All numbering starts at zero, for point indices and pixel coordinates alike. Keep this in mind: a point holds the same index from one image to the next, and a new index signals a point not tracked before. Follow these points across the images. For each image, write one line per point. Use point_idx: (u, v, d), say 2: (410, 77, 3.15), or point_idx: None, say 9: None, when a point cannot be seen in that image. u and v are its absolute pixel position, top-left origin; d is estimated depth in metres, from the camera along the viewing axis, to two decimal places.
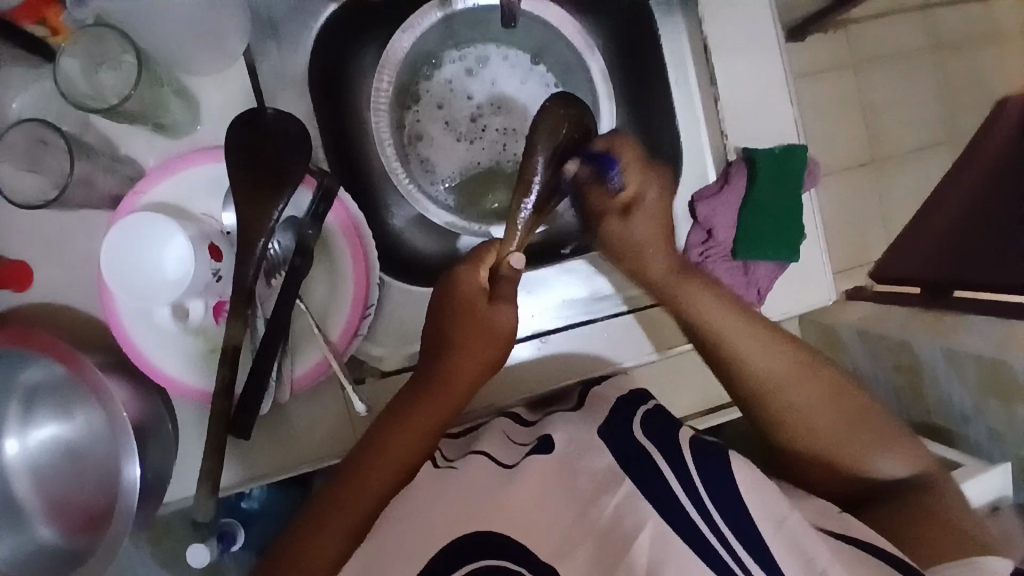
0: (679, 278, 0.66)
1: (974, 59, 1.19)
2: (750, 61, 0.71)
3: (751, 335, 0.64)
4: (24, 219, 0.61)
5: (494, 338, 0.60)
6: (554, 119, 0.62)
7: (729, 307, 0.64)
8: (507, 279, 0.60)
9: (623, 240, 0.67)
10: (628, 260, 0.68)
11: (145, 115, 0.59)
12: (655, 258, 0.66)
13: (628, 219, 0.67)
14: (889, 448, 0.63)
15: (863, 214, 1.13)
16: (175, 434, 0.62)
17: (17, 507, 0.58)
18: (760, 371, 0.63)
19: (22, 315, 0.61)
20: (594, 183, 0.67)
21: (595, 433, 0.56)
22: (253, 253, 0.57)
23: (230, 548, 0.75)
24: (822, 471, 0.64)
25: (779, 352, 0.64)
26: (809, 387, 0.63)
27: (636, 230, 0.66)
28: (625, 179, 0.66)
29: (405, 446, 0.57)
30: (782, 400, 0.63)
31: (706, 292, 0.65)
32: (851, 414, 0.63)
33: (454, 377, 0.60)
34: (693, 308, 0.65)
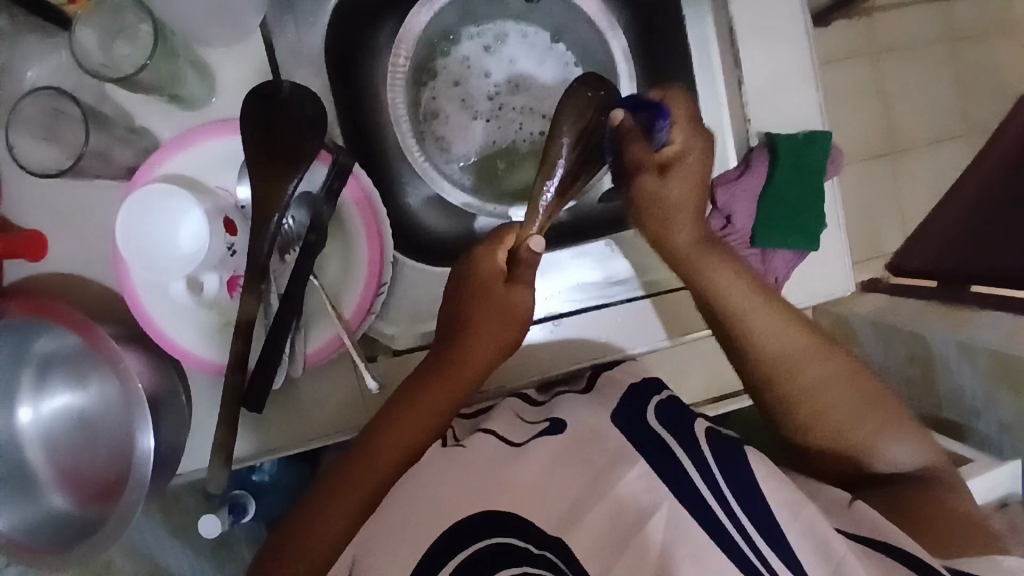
0: (704, 251, 0.64)
1: (1000, 48, 1.16)
2: (774, 44, 0.70)
3: (771, 315, 0.63)
4: (40, 189, 0.61)
5: (510, 318, 0.61)
6: (580, 101, 0.60)
7: (750, 285, 0.63)
8: (524, 263, 0.59)
9: (657, 201, 0.64)
10: (656, 223, 0.65)
11: (160, 87, 0.59)
12: (680, 229, 0.64)
13: (665, 179, 0.63)
14: (899, 436, 0.62)
15: (881, 205, 1.12)
16: (189, 407, 0.62)
17: (30, 474, 0.59)
18: (777, 352, 0.63)
19: (38, 284, 0.61)
20: (637, 138, 0.62)
21: (608, 415, 0.55)
22: (267, 227, 0.57)
23: (241, 519, 0.74)
24: (832, 456, 0.63)
25: (798, 333, 0.63)
26: (825, 371, 0.62)
27: (673, 191, 0.63)
28: (670, 135, 0.63)
29: (412, 424, 0.57)
30: (794, 379, 0.62)
31: (728, 269, 0.63)
32: (866, 399, 0.62)
33: (469, 357, 0.60)
34: (714, 285, 0.63)
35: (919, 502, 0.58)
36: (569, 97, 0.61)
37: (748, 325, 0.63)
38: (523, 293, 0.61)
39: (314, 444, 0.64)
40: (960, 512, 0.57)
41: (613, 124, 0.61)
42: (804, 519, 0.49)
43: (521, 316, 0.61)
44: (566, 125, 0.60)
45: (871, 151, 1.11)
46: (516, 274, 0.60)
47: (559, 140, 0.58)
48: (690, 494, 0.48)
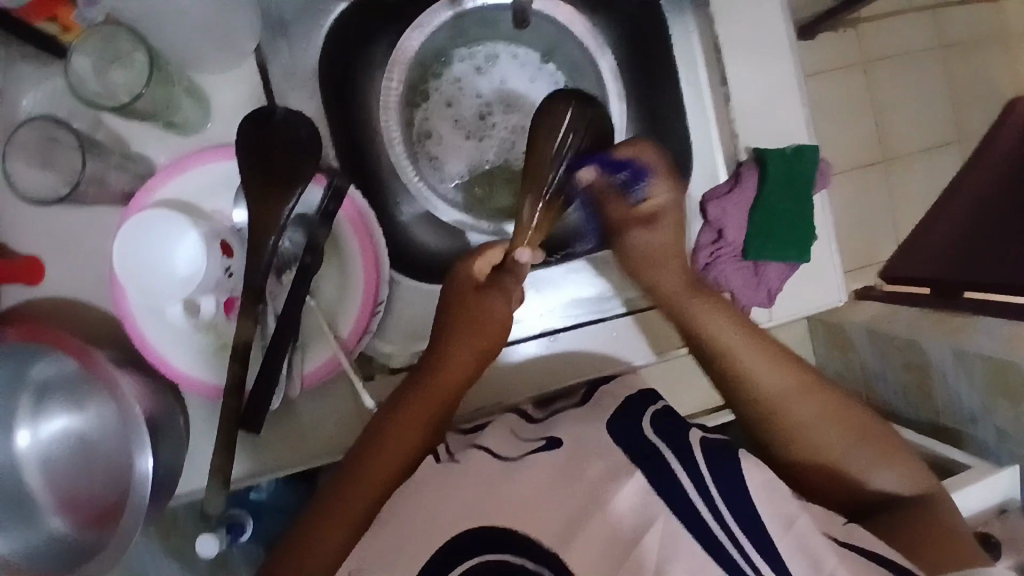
0: (691, 293, 0.66)
1: (987, 57, 1.18)
2: (761, 60, 0.71)
3: (757, 354, 0.64)
4: (37, 216, 0.61)
5: (486, 323, 0.60)
6: (555, 113, 0.62)
7: (735, 324, 0.65)
8: (508, 272, 0.62)
9: (650, 252, 0.67)
10: (649, 274, 0.68)
11: (156, 114, 0.60)
12: (671, 274, 0.67)
13: (652, 231, 0.67)
14: (891, 464, 0.62)
15: (873, 214, 1.13)
16: (187, 429, 0.62)
17: (27, 500, 0.59)
18: (764, 390, 0.64)
19: (35, 310, 0.62)
20: (612, 197, 0.68)
21: (604, 428, 0.55)
22: (263, 250, 0.57)
23: (240, 539, 0.74)
24: (826, 489, 0.63)
25: (785, 370, 0.64)
26: (814, 407, 0.63)
27: (661, 241, 0.67)
28: (649, 190, 0.67)
29: (399, 437, 0.57)
30: (786, 415, 0.63)
31: (713, 307, 0.66)
32: (856, 432, 0.63)
33: (450, 365, 0.60)
34: (699, 323, 0.65)
35: (909, 526, 0.59)
36: (543, 111, 0.62)
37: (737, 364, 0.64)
38: (498, 296, 0.61)
39: (310, 464, 0.64)
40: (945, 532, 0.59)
41: (580, 185, 0.65)
42: (799, 530, 0.50)
43: (500, 320, 0.61)
44: (546, 138, 0.61)
45: (861, 161, 1.12)
46: (498, 283, 0.62)
47: (546, 145, 0.61)
48: (686, 508, 0.49)
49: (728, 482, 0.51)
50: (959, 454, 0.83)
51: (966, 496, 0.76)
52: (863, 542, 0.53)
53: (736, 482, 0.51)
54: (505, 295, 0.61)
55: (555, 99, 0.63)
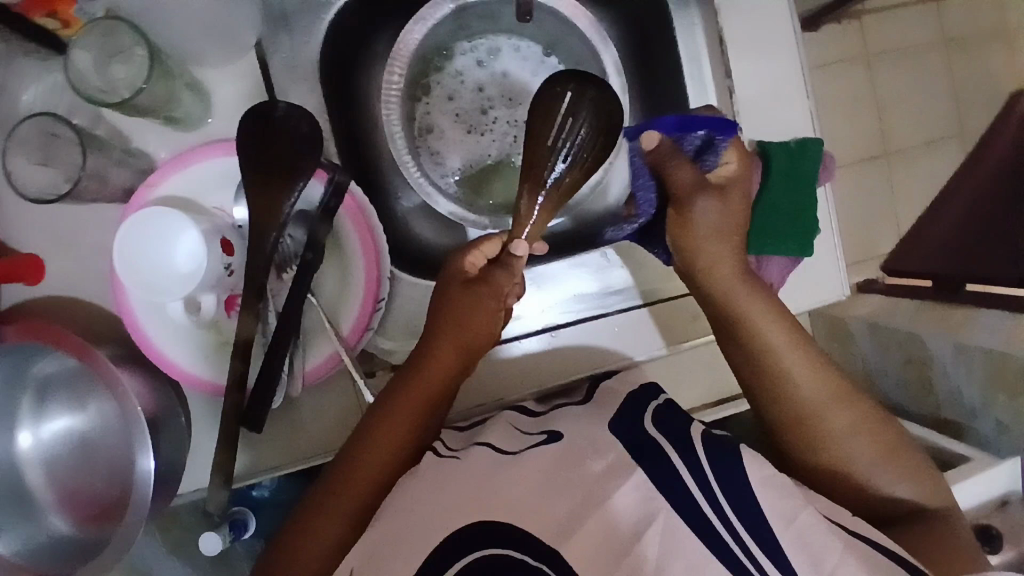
0: (739, 283, 0.63)
1: (991, 49, 1.17)
2: (765, 53, 0.71)
3: (796, 354, 0.62)
4: (36, 212, 0.61)
5: (474, 320, 0.60)
6: (554, 99, 0.59)
7: (777, 321, 0.63)
8: (502, 266, 0.59)
9: (717, 223, 0.64)
10: (706, 253, 0.64)
11: (156, 109, 0.59)
12: (727, 257, 0.64)
13: (723, 199, 0.64)
14: (914, 478, 0.60)
15: (876, 208, 1.12)
16: (189, 425, 0.62)
17: (30, 498, 0.59)
18: (801, 392, 0.61)
19: (36, 307, 0.61)
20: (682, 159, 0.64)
21: (604, 425, 0.55)
22: (264, 247, 0.57)
23: (242, 535, 0.74)
24: (851, 496, 0.60)
25: (822, 375, 0.62)
26: (847, 414, 0.61)
27: (729, 212, 0.64)
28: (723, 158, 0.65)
29: (391, 434, 0.57)
30: (819, 416, 0.61)
31: (757, 301, 0.63)
32: (883, 444, 0.61)
33: (438, 359, 0.60)
34: (739, 316, 0.63)
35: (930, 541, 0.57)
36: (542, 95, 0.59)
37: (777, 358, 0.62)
38: (487, 292, 0.60)
39: (310, 462, 0.64)
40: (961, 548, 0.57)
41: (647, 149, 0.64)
42: (800, 526, 0.49)
43: (488, 313, 0.60)
44: (544, 123, 0.58)
45: (865, 154, 1.12)
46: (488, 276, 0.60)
47: (546, 133, 0.57)
48: (689, 504, 0.49)
49: (729, 477, 0.51)
50: (955, 444, 0.83)
51: (967, 490, 0.75)
52: (867, 532, 0.53)
53: (738, 478, 0.51)
54: (495, 292, 0.60)
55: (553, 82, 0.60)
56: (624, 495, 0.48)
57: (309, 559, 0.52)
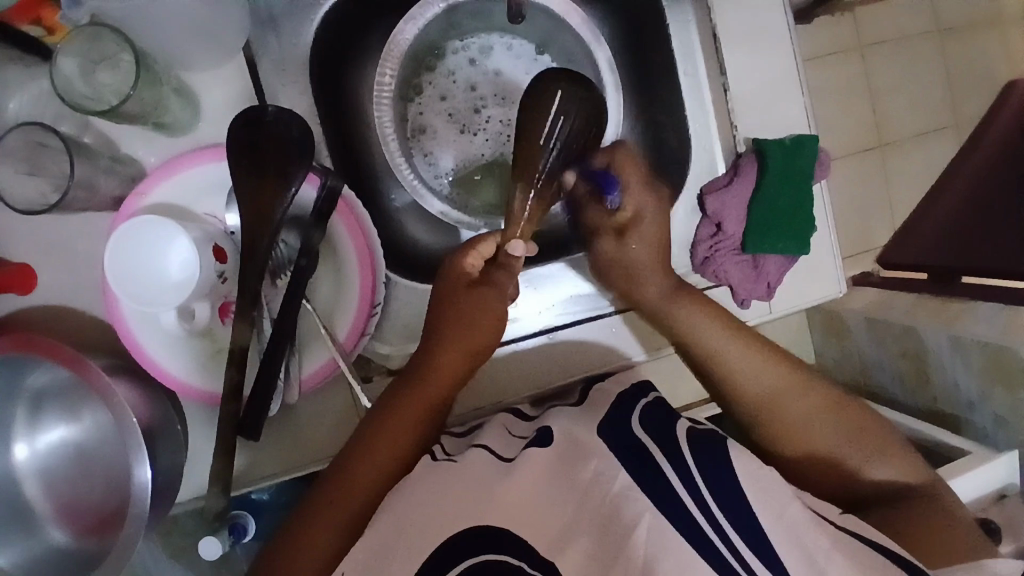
0: (674, 300, 0.66)
1: (987, 37, 1.17)
2: (760, 48, 0.70)
3: (748, 352, 0.65)
4: (26, 224, 0.60)
5: (477, 321, 0.59)
6: (546, 98, 0.61)
7: (720, 327, 0.66)
8: (501, 267, 0.61)
9: (618, 260, 0.67)
10: (623, 282, 0.67)
11: (144, 115, 0.58)
12: (650, 280, 0.66)
13: (624, 241, 0.66)
14: (883, 457, 0.63)
15: (872, 199, 1.12)
16: (185, 433, 0.62)
17: (27, 510, 0.59)
18: (754, 392, 0.65)
19: (27, 318, 0.61)
20: (592, 202, 0.69)
21: (592, 428, 0.54)
22: (258, 254, 0.57)
23: (242, 538, 0.74)
24: (831, 484, 0.63)
25: (772, 369, 0.65)
26: (804, 403, 0.64)
27: (632, 251, 0.66)
28: (622, 200, 0.66)
29: (395, 439, 0.56)
30: (779, 414, 0.64)
31: (702, 309, 0.66)
32: (846, 429, 0.64)
33: (440, 361, 0.58)
34: (688, 329, 0.66)
35: (908, 516, 0.59)
36: (532, 99, 0.61)
37: (725, 363, 0.65)
38: (490, 294, 0.60)
39: (303, 469, 0.64)
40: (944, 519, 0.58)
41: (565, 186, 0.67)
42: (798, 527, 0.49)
43: (489, 324, 0.59)
44: (534, 133, 0.60)
45: (860, 146, 1.11)
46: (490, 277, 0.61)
47: (537, 138, 0.60)
48: (689, 505, 0.49)
49: (728, 479, 0.51)
50: (948, 437, 0.84)
51: (963, 483, 0.76)
52: (866, 532, 0.52)
53: (736, 480, 0.51)
54: (500, 293, 0.60)
55: (543, 83, 0.62)
56: (619, 495, 0.48)
57: (311, 557, 0.52)
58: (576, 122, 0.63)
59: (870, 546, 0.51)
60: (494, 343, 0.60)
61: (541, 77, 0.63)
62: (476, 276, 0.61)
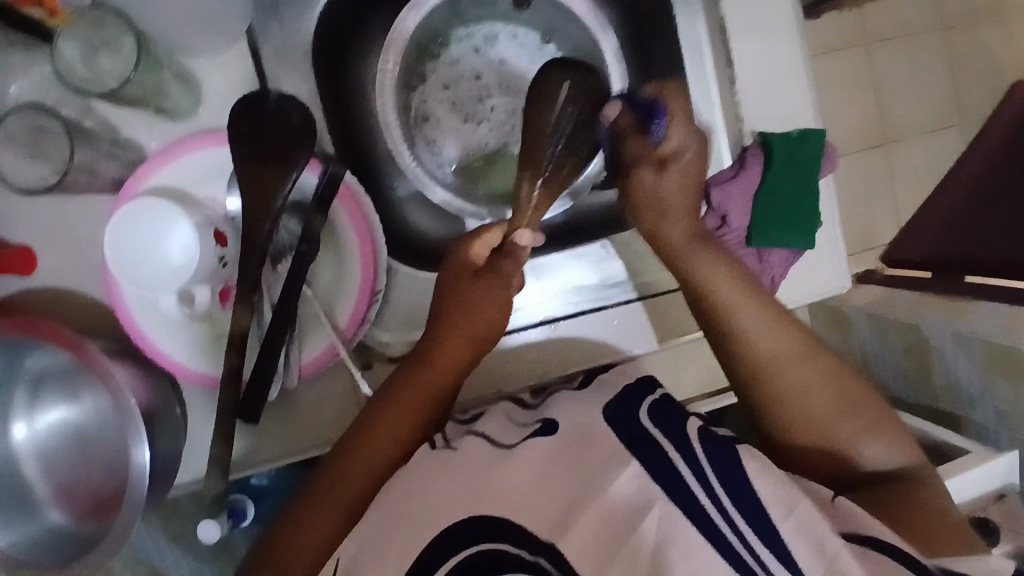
0: (694, 247, 0.63)
1: (996, 33, 1.16)
2: (766, 39, 0.69)
3: (760, 313, 0.62)
4: (26, 207, 0.60)
5: (482, 307, 0.59)
6: (549, 89, 0.63)
7: (736, 281, 0.63)
8: (508, 256, 0.60)
9: (653, 197, 0.63)
10: (651, 221, 0.64)
11: (145, 98, 0.59)
12: (677, 222, 0.64)
13: (662, 175, 0.63)
14: (881, 438, 0.61)
15: (877, 196, 1.11)
16: (184, 418, 0.62)
17: (26, 492, 0.59)
18: (764, 351, 0.62)
19: (25, 301, 0.61)
20: (632, 133, 0.64)
21: (598, 411, 0.53)
22: (258, 239, 0.57)
23: (241, 523, 0.75)
24: (821, 459, 0.61)
25: (785, 331, 0.62)
26: (810, 369, 0.62)
27: (669, 185, 0.63)
28: (668, 130, 0.62)
29: (395, 427, 0.56)
30: (783, 378, 0.62)
31: (715, 262, 0.63)
32: (848, 404, 0.62)
33: (445, 350, 0.59)
34: (702, 280, 0.63)
35: (901, 502, 0.58)
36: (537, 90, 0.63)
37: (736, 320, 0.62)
38: (492, 279, 0.60)
39: (305, 454, 0.64)
40: (941, 511, 0.57)
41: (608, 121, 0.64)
42: None
43: (490, 307, 0.59)
44: (542, 118, 0.62)
45: (866, 143, 1.11)
46: (497, 266, 0.61)
47: (541, 123, 0.61)
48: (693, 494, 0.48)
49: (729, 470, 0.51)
50: (951, 436, 0.83)
51: (964, 481, 0.75)
52: (867, 523, 0.51)
53: (738, 470, 0.50)
54: (504, 281, 0.60)
55: (549, 73, 0.65)
56: (619, 484, 0.48)
57: (311, 539, 0.52)
58: (585, 107, 0.63)
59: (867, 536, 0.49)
60: (495, 333, 0.60)
61: (545, 70, 0.65)
62: (482, 266, 0.61)
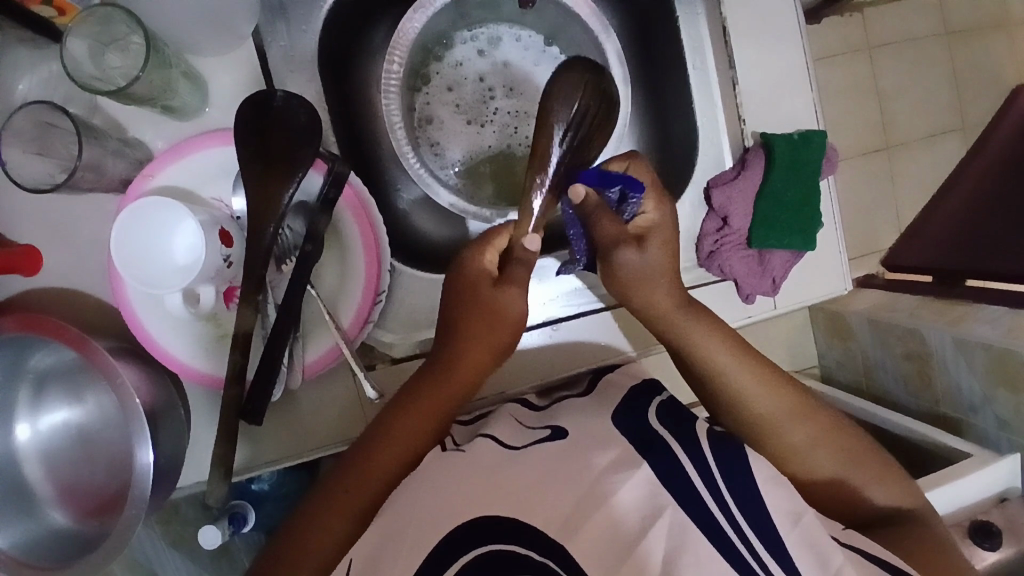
0: (686, 314, 0.62)
1: (996, 40, 1.16)
2: (770, 42, 0.70)
3: (748, 371, 0.62)
4: (32, 204, 0.60)
5: (503, 318, 0.58)
6: (564, 86, 0.60)
7: (727, 348, 0.62)
8: (517, 262, 0.58)
9: (640, 274, 0.59)
10: (635, 294, 0.60)
11: (152, 98, 0.58)
12: (662, 290, 0.60)
13: (645, 249, 0.58)
14: (880, 480, 0.62)
15: (877, 201, 1.11)
16: (188, 418, 0.62)
17: (28, 491, 0.58)
18: (757, 412, 0.62)
19: (30, 299, 0.61)
20: (604, 213, 0.57)
21: (605, 417, 0.55)
22: (263, 239, 0.56)
23: (242, 528, 0.75)
24: (829, 505, 0.62)
25: (776, 389, 0.62)
26: (805, 425, 0.62)
27: (653, 261, 0.59)
28: (640, 207, 0.60)
29: (406, 436, 0.56)
30: (782, 434, 0.62)
31: (705, 325, 0.62)
32: (840, 448, 0.62)
33: (464, 360, 0.58)
34: (694, 348, 0.62)
35: (909, 541, 0.58)
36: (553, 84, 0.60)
37: (730, 383, 0.62)
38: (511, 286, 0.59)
39: (314, 455, 0.64)
40: (943, 547, 0.58)
41: (574, 201, 0.55)
42: (805, 525, 0.49)
43: (513, 319, 0.59)
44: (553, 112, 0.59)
45: (867, 147, 1.11)
46: (508, 274, 0.58)
47: (553, 119, 0.58)
48: (690, 498, 0.48)
49: (726, 472, 0.51)
50: (953, 440, 0.83)
51: (964, 487, 0.75)
52: (865, 546, 0.52)
53: (735, 474, 0.51)
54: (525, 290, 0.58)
55: (569, 71, 0.61)
56: (622, 487, 0.48)
57: (316, 553, 0.52)
58: (596, 109, 0.62)
59: (869, 553, 0.51)
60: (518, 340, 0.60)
61: (564, 65, 0.62)
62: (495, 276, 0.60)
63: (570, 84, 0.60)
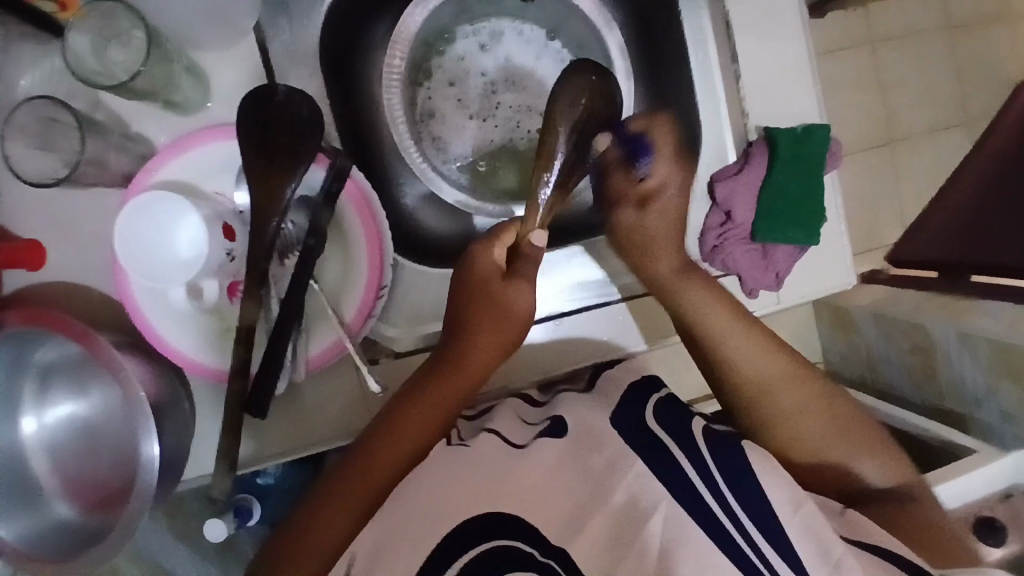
0: (684, 279, 0.65)
1: (1001, 32, 1.16)
2: (773, 36, 0.69)
3: (741, 333, 0.64)
4: (36, 199, 0.60)
5: (509, 312, 0.60)
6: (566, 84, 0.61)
7: (724, 312, 0.64)
8: (525, 259, 0.59)
9: (638, 235, 0.66)
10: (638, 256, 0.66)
11: (153, 93, 0.58)
12: (664, 254, 0.65)
13: (645, 212, 0.65)
14: (876, 458, 0.62)
15: (881, 195, 1.11)
16: (192, 412, 0.62)
17: (34, 485, 0.59)
18: (747, 375, 0.64)
19: (34, 294, 0.61)
20: (618, 169, 0.67)
21: (606, 415, 0.54)
22: (266, 233, 0.57)
23: (248, 521, 0.76)
24: (818, 479, 0.62)
25: (769, 353, 0.64)
26: (797, 393, 0.63)
27: (652, 224, 0.65)
28: (652, 167, 0.65)
29: (408, 427, 0.56)
30: (772, 399, 0.63)
31: (703, 287, 0.65)
32: (834, 421, 0.63)
33: (471, 355, 0.59)
34: (690, 309, 0.65)
35: (901, 518, 0.57)
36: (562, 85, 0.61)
37: (722, 344, 0.64)
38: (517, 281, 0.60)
39: (317, 448, 0.64)
40: (936, 527, 0.57)
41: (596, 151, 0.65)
42: (809, 518, 0.49)
43: (518, 313, 0.60)
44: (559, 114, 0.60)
45: (870, 141, 1.11)
46: (515, 269, 0.59)
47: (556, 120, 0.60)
48: (694, 491, 0.49)
49: (729, 465, 0.51)
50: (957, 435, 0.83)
51: (968, 481, 0.75)
52: (873, 536, 0.51)
53: (738, 468, 0.51)
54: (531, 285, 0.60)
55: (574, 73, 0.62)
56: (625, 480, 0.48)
57: (319, 544, 0.52)
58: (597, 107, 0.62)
59: (873, 544, 0.51)
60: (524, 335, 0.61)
61: (573, 67, 0.63)
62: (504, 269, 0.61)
63: (573, 84, 0.61)
